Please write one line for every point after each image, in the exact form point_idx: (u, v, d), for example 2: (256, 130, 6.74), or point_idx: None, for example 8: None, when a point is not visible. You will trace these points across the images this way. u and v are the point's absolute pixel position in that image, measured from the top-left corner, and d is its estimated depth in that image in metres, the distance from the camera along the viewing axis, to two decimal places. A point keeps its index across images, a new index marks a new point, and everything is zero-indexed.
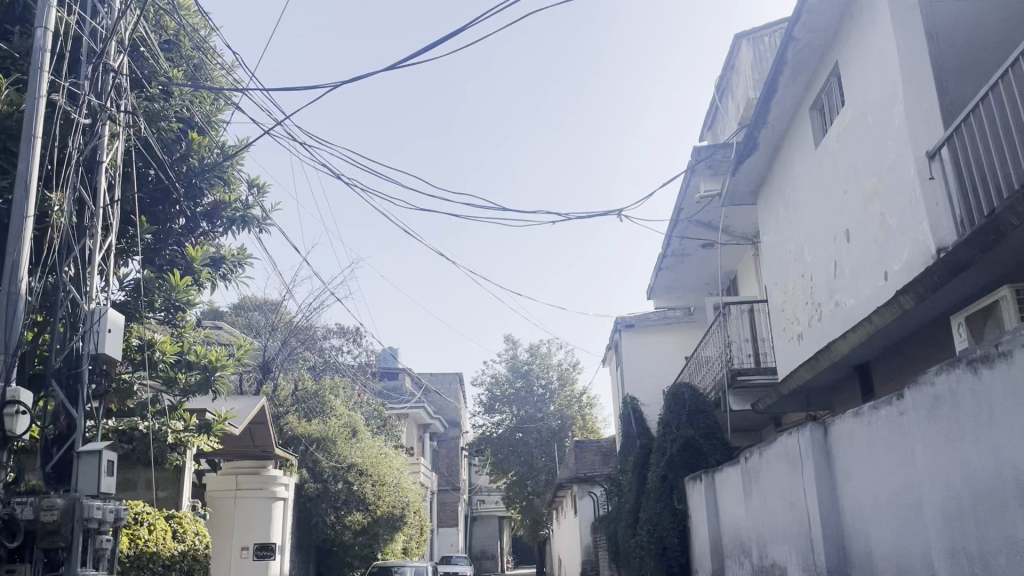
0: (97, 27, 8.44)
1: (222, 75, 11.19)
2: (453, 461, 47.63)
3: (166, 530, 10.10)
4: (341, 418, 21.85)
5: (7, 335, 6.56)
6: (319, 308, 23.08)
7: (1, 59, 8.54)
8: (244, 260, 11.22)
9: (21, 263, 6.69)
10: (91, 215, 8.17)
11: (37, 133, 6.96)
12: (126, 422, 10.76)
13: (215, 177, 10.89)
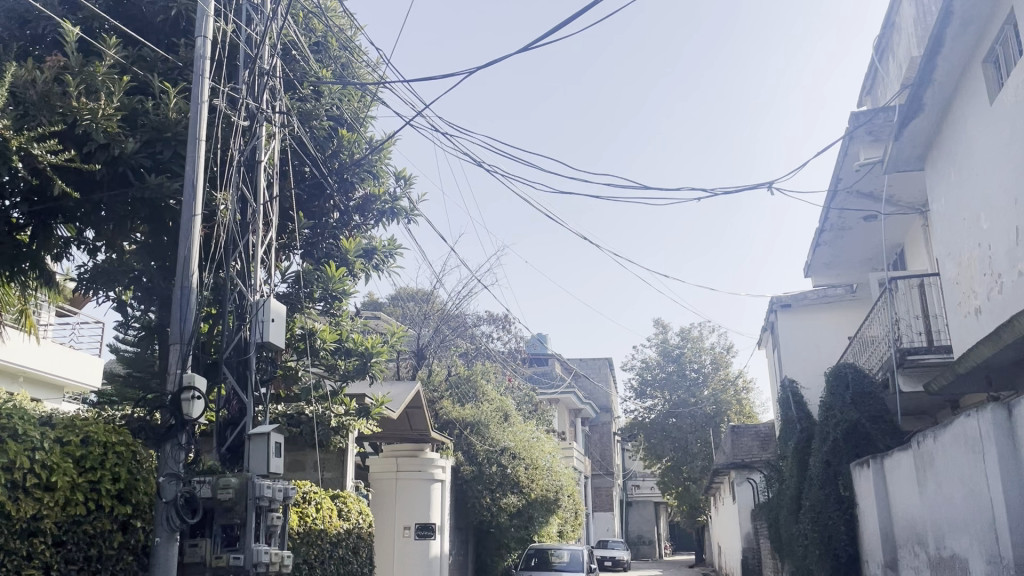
0: (251, 33, 8.93)
1: (368, 72, 11.59)
2: (605, 445, 47.55)
3: (332, 509, 10.63)
4: (493, 403, 22.31)
5: (182, 325, 7.01)
6: (468, 296, 23.65)
7: (169, 70, 9.27)
8: (395, 250, 11.66)
9: (193, 257, 7.16)
10: (253, 211, 8.68)
11: (202, 136, 7.42)
12: (292, 407, 11.36)
13: (366, 171, 11.34)
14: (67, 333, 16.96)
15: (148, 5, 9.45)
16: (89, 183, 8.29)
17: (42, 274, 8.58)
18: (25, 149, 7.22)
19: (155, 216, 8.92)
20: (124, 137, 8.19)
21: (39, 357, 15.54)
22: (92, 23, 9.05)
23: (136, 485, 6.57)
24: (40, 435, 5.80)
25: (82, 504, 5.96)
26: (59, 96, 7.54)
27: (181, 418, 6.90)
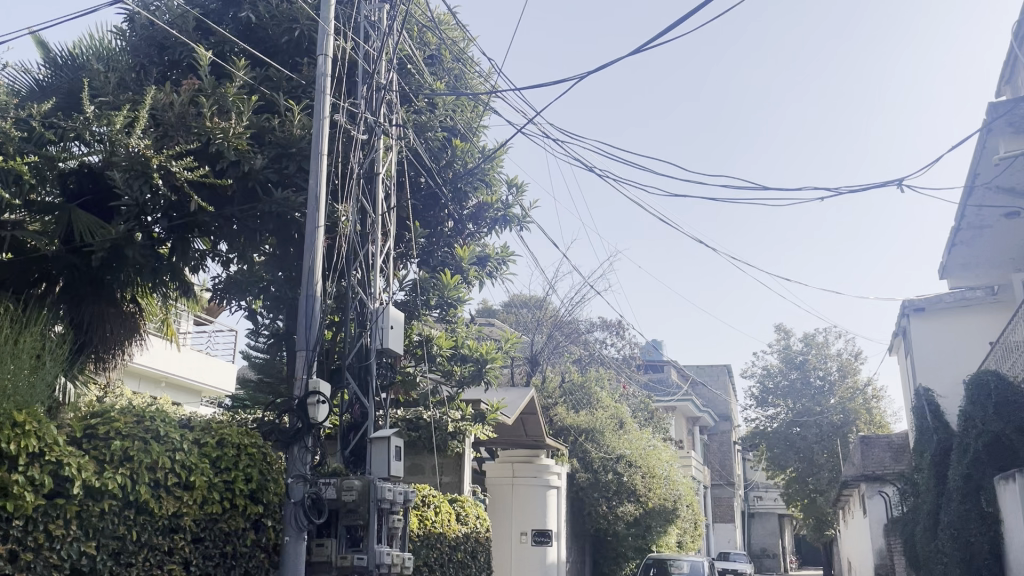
0: (369, 50, 9.25)
1: (480, 82, 11.78)
2: (725, 455, 46.33)
3: (450, 513, 10.81)
4: (608, 410, 22.12)
5: (308, 332, 7.31)
6: (581, 302, 23.61)
7: (294, 89, 9.72)
8: (507, 257, 11.86)
9: (317, 267, 7.43)
10: (372, 221, 8.99)
11: (323, 151, 7.72)
12: (411, 412, 11.59)
13: (478, 180, 11.57)
14: (204, 341, 18.00)
15: (274, 27, 9.95)
16: (222, 199, 8.78)
17: (181, 285, 9.07)
18: (164, 166, 7.87)
19: (282, 228, 9.40)
20: (253, 154, 8.63)
21: (179, 363, 16.58)
22: (223, 47, 9.62)
23: (266, 486, 6.89)
24: (180, 437, 6.16)
25: (218, 503, 6.32)
26: (194, 117, 8.16)
27: (307, 422, 7.15)
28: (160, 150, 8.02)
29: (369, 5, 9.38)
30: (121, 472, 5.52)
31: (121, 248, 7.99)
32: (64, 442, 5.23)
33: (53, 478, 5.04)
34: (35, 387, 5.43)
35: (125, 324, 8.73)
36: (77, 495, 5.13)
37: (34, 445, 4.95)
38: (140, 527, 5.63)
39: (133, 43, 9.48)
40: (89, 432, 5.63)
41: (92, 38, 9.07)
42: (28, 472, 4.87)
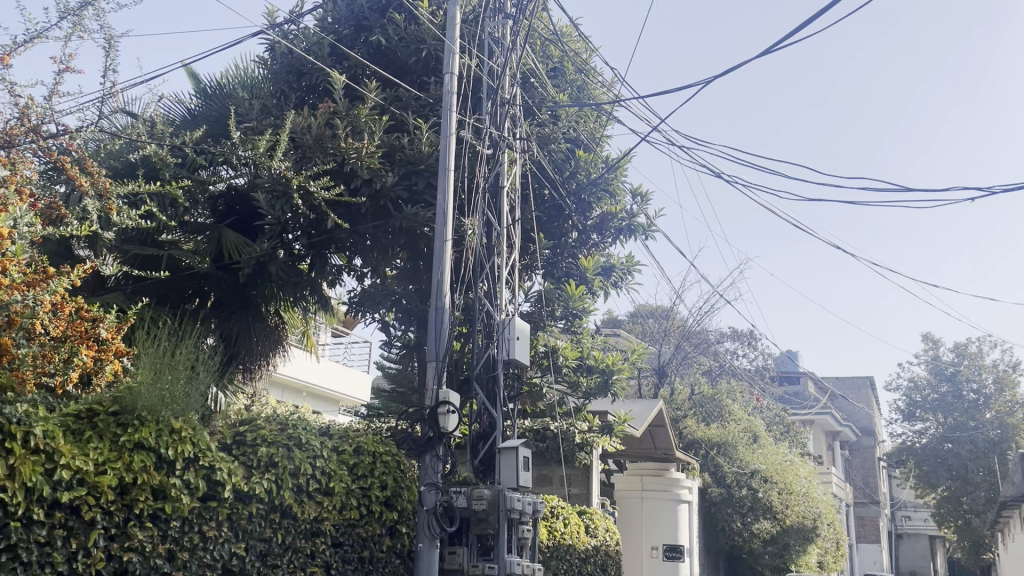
0: (494, 66, 9.42)
1: (603, 92, 11.76)
2: (868, 471, 43.93)
3: (579, 525, 10.75)
4: (740, 423, 21.43)
5: (437, 344, 7.47)
6: (710, 312, 23.04)
7: (422, 107, 10.02)
8: (633, 267, 11.78)
9: (445, 280, 7.59)
10: (498, 234, 9.12)
11: (450, 167, 7.90)
12: (538, 423, 11.62)
13: (602, 191, 11.58)
14: (341, 352, 18.79)
15: (403, 49, 10.31)
16: (356, 216, 9.16)
17: (320, 299, 9.53)
18: (303, 186, 8.30)
19: (412, 243, 9.73)
20: (384, 172, 8.96)
21: (319, 373, 17.37)
22: (356, 70, 10.06)
23: (400, 493, 7.13)
24: (320, 444, 6.44)
25: (356, 508, 6.57)
26: (330, 138, 8.57)
27: (438, 430, 7.35)
28: (299, 171, 8.48)
29: (492, 22, 9.54)
30: (267, 477, 5.83)
31: (264, 265, 8.53)
32: (215, 448, 5.56)
33: (206, 482, 5.37)
34: (190, 395, 5.81)
35: (269, 336, 9.17)
36: (227, 498, 5.44)
37: (190, 450, 5.29)
38: (285, 530, 5.93)
39: (274, 71, 10.06)
40: (238, 439, 5.96)
41: (237, 68, 9.70)
42: (184, 475, 5.21)
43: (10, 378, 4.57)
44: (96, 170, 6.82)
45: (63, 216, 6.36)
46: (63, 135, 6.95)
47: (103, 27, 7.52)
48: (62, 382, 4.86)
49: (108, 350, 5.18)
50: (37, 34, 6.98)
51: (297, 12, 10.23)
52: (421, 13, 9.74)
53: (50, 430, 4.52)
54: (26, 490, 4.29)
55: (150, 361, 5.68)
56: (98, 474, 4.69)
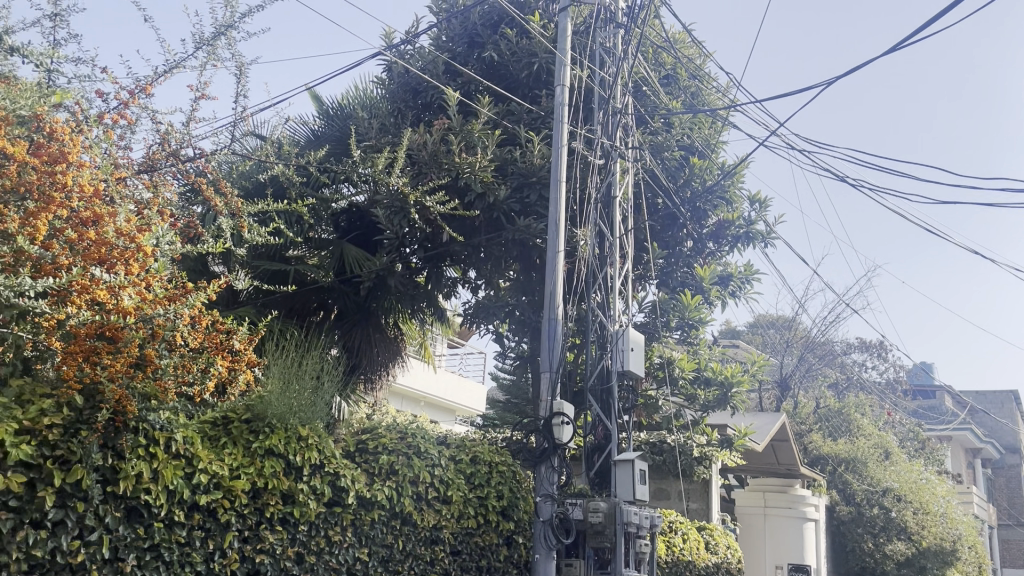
0: (605, 76, 9.39)
1: (718, 98, 11.52)
2: (1015, 492, 40.87)
3: (699, 541, 10.45)
4: (871, 438, 20.38)
5: (550, 355, 7.45)
6: (836, 321, 22.08)
7: (534, 120, 10.10)
8: (752, 276, 11.49)
9: (558, 291, 7.57)
10: (611, 244, 9.05)
11: (562, 177, 7.90)
12: (655, 435, 11.44)
13: (718, 198, 11.33)
14: (457, 363, 19.13)
15: (515, 64, 10.44)
16: (471, 228, 9.32)
17: (436, 311, 9.74)
18: (420, 201, 8.51)
19: (525, 254, 9.82)
20: (497, 185, 9.07)
21: (437, 384, 17.75)
22: (470, 86, 10.26)
23: (516, 503, 7.17)
24: (438, 453, 6.56)
25: (473, 517, 6.67)
26: (444, 154, 8.77)
27: (552, 441, 7.38)
28: (416, 186, 8.71)
29: (603, 32, 9.52)
30: (388, 484, 5.98)
31: (384, 278, 8.80)
32: (339, 455, 5.76)
33: (332, 488, 5.56)
34: (316, 404, 6.03)
35: (388, 347, 9.42)
36: (351, 504, 5.62)
37: (316, 457, 5.50)
38: (405, 537, 6.06)
39: (391, 91, 10.40)
40: (360, 446, 6.15)
41: (357, 89, 10.08)
42: (311, 481, 5.42)
43: (155, 387, 4.63)
44: (229, 190, 7.22)
45: (200, 234, 6.73)
46: (200, 157, 7.28)
47: (235, 55, 7.95)
48: (199, 392, 4.96)
49: (241, 361, 5.19)
50: (175, 64, 7.43)
51: (413, 32, 10.54)
52: (532, 27, 9.84)
53: (189, 436, 4.78)
54: (167, 493, 4.55)
55: (280, 372, 5.95)
56: (232, 478, 4.94)
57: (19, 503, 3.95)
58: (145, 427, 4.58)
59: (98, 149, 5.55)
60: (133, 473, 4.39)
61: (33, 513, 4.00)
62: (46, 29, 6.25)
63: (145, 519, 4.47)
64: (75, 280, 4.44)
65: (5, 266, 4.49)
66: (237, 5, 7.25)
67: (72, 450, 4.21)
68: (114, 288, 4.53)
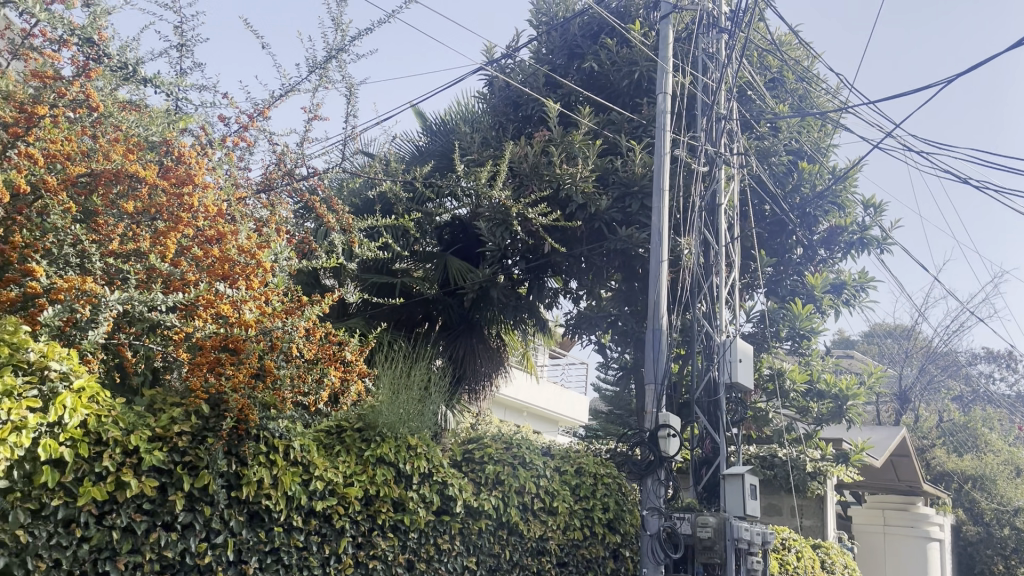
0: (709, 82, 9.23)
1: (828, 99, 11.14)
2: None
3: (814, 559, 10.08)
4: (1001, 455, 19.16)
5: (655, 366, 7.34)
6: (960, 330, 20.87)
7: (635, 129, 10.02)
8: (867, 283, 10.99)
9: (662, 301, 7.46)
10: (716, 252, 8.87)
11: (665, 186, 7.80)
12: (765, 449, 11.09)
13: (829, 204, 10.94)
14: (559, 373, 19.11)
15: (615, 73, 10.39)
16: (572, 239, 9.32)
17: (538, 322, 9.79)
18: (521, 213, 8.58)
19: (627, 264, 9.75)
20: (599, 195, 9.04)
21: (539, 395, 17.77)
22: (570, 97, 10.29)
23: (623, 515, 7.19)
24: (543, 464, 6.60)
25: (579, 529, 6.67)
26: (546, 165, 8.84)
27: (659, 454, 7.22)
28: (518, 199, 8.80)
29: (706, 37, 9.36)
30: (495, 494, 6.05)
31: (487, 290, 8.92)
32: (447, 464, 5.87)
33: (440, 496, 5.67)
34: (424, 413, 6.18)
35: (492, 358, 9.53)
36: (459, 513, 5.72)
37: (425, 466, 5.62)
38: (513, 547, 6.12)
39: (493, 105, 10.54)
40: (467, 456, 6.24)
41: (459, 104, 10.25)
42: (421, 490, 5.54)
43: (273, 396, 4.82)
44: (340, 208, 7.53)
45: (314, 249, 6.95)
46: (313, 176, 7.56)
47: (344, 77, 8.24)
48: (313, 402, 5.10)
49: (352, 372, 5.33)
50: (291, 87, 7.75)
51: (514, 46, 10.65)
52: (633, 35, 9.78)
53: (305, 444, 4.98)
54: (286, 498, 4.75)
55: (390, 382, 6.13)
56: (346, 486, 5.11)
57: (152, 505, 4.19)
58: (265, 435, 4.79)
59: (220, 170, 5.84)
60: (254, 479, 4.59)
61: (165, 516, 4.23)
62: (173, 59, 6.62)
63: (266, 524, 4.67)
64: (202, 295, 4.71)
65: (139, 282, 4.79)
66: (347, 28, 7.51)
67: (199, 457, 4.44)
68: (236, 302, 4.80)
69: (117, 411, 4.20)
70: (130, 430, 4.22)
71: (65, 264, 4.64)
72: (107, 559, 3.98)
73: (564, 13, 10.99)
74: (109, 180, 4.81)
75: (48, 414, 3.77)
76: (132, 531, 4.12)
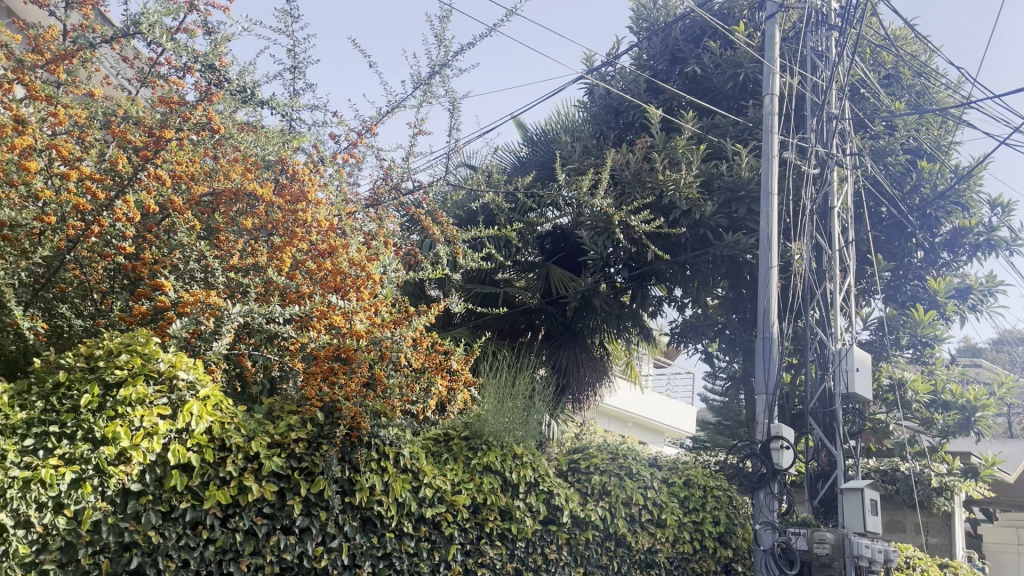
0: (818, 81, 8.91)
1: (949, 95, 10.58)
2: None
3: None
4: None
5: (767, 376, 7.09)
6: None
7: (741, 132, 9.78)
8: (996, 288, 10.46)
9: (773, 308, 7.22)
10: (830, 257, 8.54)
11: (774, 189, 7.55)
12: (886, 463, 10.53)
13: (952, 204, 10.37)
14: (664, 383, 18.84)
15: (719, 76, 10.18)
16: (676, 246, 9.17)
17: (643, 330, 9.67)
18: (624, 221, 8.51)
19: (734, 271, 9.51)
20: (704, 201, 8.84)
21: (644, 405, 17.52)
22: (672, 103, 10.16)
23: (734, 529, 7.03)
24: (650, 475, 6.50)
25: (689, 543, 6.53)
26: (648, 172, 8.80)
27: (772, 467, 6.94)
28: (620, 207, 8.75)
29: (815, 35, 9.05)
30: (602, 505, 6.00)
31: (590, 299, 8.88)
32: (553, 474, 5.87)
33: (547, 506, 5.68)
34: (528, 422, 6.21)
35: (596, 368, 9.47)
36: (566, 523, 5.70)
37: (531, 475, 5.64)
38: (620, 559, 6.06)
39: (593, 113, 10.51)
40: (573, 466, 6.23)
41: (560, 114, 10.28)
42: (527, 499, 5.56)
43: (383, 405, 4.87)
44: (444, 220, 7.69)
45: (420, 260, 7.13)
46: (418, 190, 7.72)
47: (448, 91, 8.40)
48: (422, 410, 5.17)
49: (458, 381, 5.35)
50: (396, 104, 7.97)
51: (614, 54, 10.61)
52: (737, 37, 9.56)
53: (414, 452, 5.09)
54: (397, 505, 4.86)
55: (494, 391, 6.15)
56: (454, 494, 5.18)
57: (272, 509, 4.36)
58: (376, 442, 4.93)
59: (332, 186, 6.03)
60: (367, 485, 4.72)
61: (283, 519, 4.40)
62: (287, 81, 6.88)
63: (378, 529, 4.79)
64: (317, 306, 4.78)
65: (258, 295, 5.05)
66: (450, 43, 7.65)
67: (315, 463, 4.60)
68: (348, 313, 4.87)
69: (239, 418, 4.40)
70: (251, 436, 4.40)
71: (191, 279, 4.91)
72: (231, 560, 4.17)
73: (664, 17, 10.87)
74: (230, 198, 5.10)
75: (177, 421, 3.98)
76: (254, 534, 4.29)
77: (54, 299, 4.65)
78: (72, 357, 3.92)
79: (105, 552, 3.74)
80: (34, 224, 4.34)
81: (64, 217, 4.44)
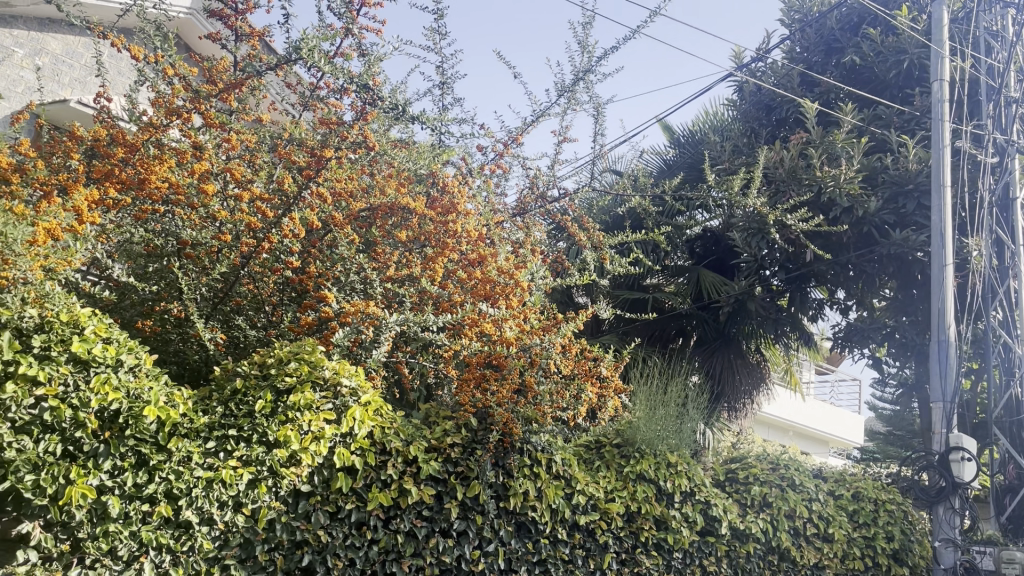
0: (995, 62, 8.19)
1: None
2: None
3: None
4: None
5: (943, 383, 6.56)
6: None
7: (908, 122, 9.14)
8: None
9: (948, 309, 6.69)
10: (1012, 252, 7.82)
11: (946, 181, 7.00)
12: None
13: None
14: (828, 390, 17.94)
15: (881, 64, 9.56)
16: (837, 246, 8.72)
17: (802, 335, 9.22)
18: (779, 221, 8.16)
19: (903, 270, 8.87)
20: (867, 197, 8.32)
21: (805, 413, 16.72)
22: (829, 95, 9.64)
23: (910, 546, 6.53)
24: (815, 487, 6.17)
25: (859, 559, 6.16)
26: (804, 169, 8.41)
27: (951, 480, 6.38)
28: (774, 207, 8.40)
29: (990, 13, 8.34)
30: (762, 517, 5.75)
31: (744, 303, 8.57)
32: (709, 484, 5.69)
33: (704, 517, 5.51)
34: (682, 431, 6.05)
35: (752, 374, 9.15)
36: (724, 535, 5.51)
37: (686, 484, 5.48)
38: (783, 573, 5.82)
39: (744, 111, 10.17)
40: (731, 476, 6.02)
41: (708, 114, 10.01)
42: (683, 509, 5.41)
43: (534, 411, 4.86)
44: (590, 227, 7.69)
45: (568, 267, 7.17)
46: (564, 197, 7.74)
47: (592, 97, 8.38)
48: (572, 416, 5.13)
49: (609, 388, 5.32)
50: (542, 112, 8.03)
51: (765, 48, 10.21)
52: (900, 21, 8.96)
53: (566, 458, 5.07)
54: (551, 511, 4.87)
55: (646, 399, 6.05)
56: (608, 502, 5.12)
57: (430, 512, 4.50)
58: (529, 447, 4.95)
59: (480, 197, 6.15)
60: (520, 490, 4.75)
61: (442, 522, 4.51)
62: (436, 97, 7.09)
63: (532, 535, 4.82)
64: (468, 315, 4.91)
65: (414, 305, 5.23)
66: (594, 49, 7.63)
67: (470, 467, 4.69)
68: (498, 320, 4.94)
69: (398, 423, 4.55)
70: (410, 440, 4.55)
71: (352, 290, 5.12)
72: (393, 560, 4.31)
73: (819, 6, 10.36)
74: (385, 212, 5.30)
75: (341, 425, 4.16)
76: (414, 536, 4.42)
77: (231, 312, 4.97)
78: (248, 365, 4.22)
79: (279, 549, 3.99)
80: (212, 242, 4.70)
81: (239, 236, 4.75)
